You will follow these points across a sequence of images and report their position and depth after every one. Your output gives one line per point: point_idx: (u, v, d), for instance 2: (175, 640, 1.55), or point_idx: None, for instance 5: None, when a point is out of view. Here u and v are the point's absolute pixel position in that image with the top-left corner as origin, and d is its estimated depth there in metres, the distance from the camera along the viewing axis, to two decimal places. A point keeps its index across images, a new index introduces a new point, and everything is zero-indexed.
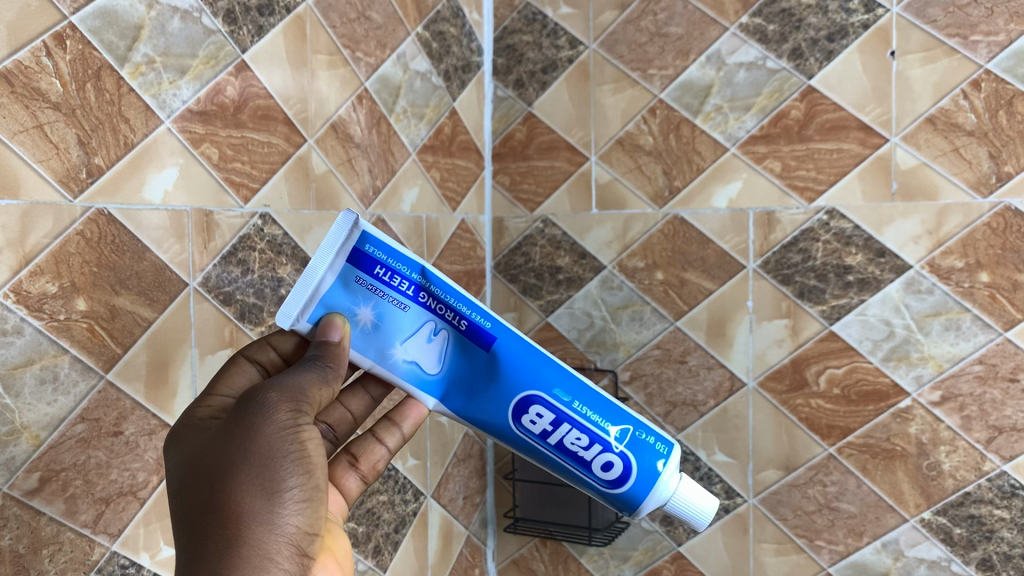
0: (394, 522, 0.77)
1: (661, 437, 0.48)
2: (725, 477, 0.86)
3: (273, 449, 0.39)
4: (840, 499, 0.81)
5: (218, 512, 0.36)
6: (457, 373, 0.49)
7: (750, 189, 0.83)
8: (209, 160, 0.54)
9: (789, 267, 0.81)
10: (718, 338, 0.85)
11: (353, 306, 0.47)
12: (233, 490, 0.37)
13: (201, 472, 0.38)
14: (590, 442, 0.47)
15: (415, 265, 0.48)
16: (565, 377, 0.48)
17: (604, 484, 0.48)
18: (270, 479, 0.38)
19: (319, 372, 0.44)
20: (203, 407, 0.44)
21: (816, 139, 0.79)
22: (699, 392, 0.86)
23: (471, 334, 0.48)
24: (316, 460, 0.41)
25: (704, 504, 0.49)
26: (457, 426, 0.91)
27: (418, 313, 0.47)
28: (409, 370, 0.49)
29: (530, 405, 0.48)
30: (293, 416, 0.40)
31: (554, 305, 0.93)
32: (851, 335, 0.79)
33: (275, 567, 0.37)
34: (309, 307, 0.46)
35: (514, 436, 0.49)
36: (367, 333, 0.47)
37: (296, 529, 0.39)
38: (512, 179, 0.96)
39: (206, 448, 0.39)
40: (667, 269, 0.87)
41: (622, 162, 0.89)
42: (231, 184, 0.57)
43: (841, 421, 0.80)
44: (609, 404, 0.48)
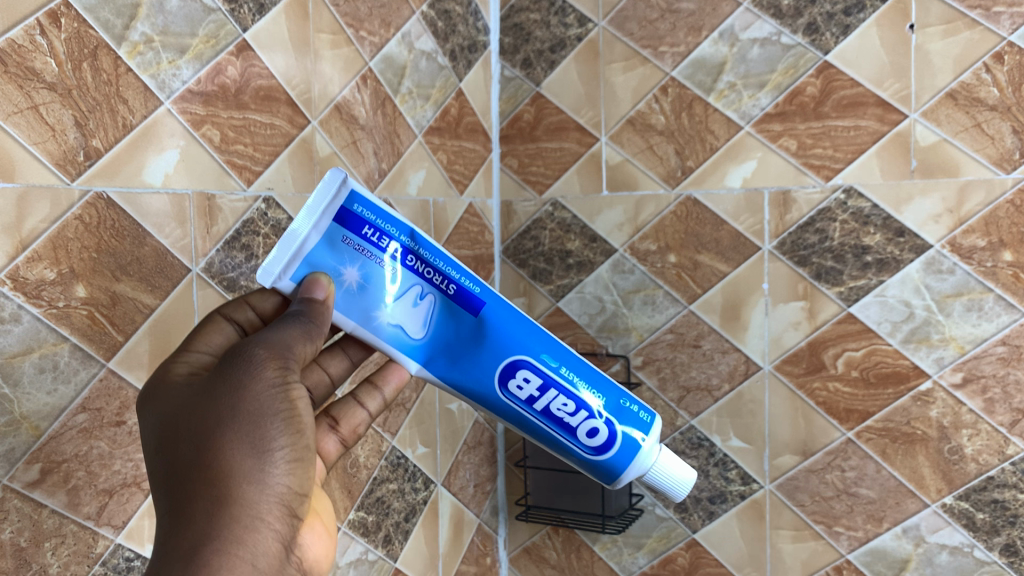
0: (404, 510, 0.79)
1: (644, 406, 0.48)
2: (741, 463, 0.84)
3: (262, 408, 0.38)
4: (859, 485, 0.78)
5: (206, 469, 0.35)
6: (443, 336, 0.47)
7: (765, 169, 0.81)
8: (210, 142, 0.53)
9: (805, 248, 0.79)
10: (733, 322, 0.83)
11: (338, 265, 0.45)
12: (222, 446, 0.35)
13: (184, 429, 0.36)
14: (576, 408, 0.47)
15: (404, 228, 0.46)
16: (552, 343, 0.47)
17: (588, 452, 0.47)
18: (259, 437, 0.37)
19: (303, 326, 0.42)
20: (179, 363, 0.41)
21: (832, 116, 0.77)
22: (714, 376, 0.84)
23: (460, 298, 0.46)
24: (305, 419, 0.40)
25: (684, 475, 0.49)
26: (466, 414, 0.90)
27: (405, 277, 0.46)
28: (393, 334, 0.47)
29: (517, 369, 0.47)
30: (280, 374, 0.39)
31: (564, 289, 0.92)
32: (870, 316, 0.77)
33: (266, 528, 0.36)
34: (292, 266, 0.44)
35: (498, 403, 0.47)
36: (351, 294, 0.46)
37: (286, 490, 0.38)
38: (520, 162, 0.94)
39: (188, 405, 0.38)
40: (680, 251, 0.85)
41: (633, 142, 0.87)
42: (233, 167, 0.55)
43: (860, 405, 0.78)
44: (597, 374, 0.48)
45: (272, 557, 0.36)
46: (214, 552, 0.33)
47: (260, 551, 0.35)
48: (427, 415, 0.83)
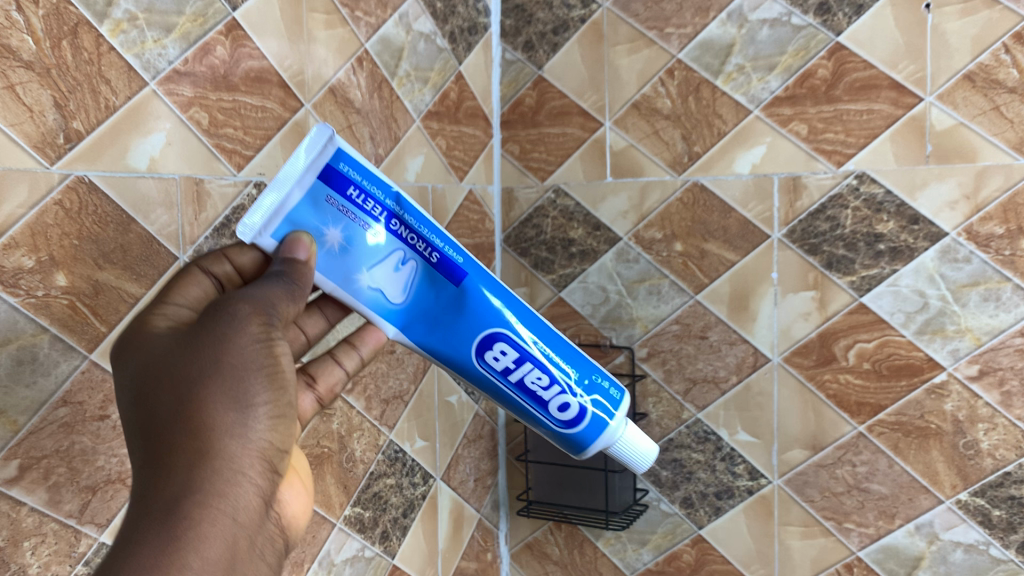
0: (402, 506, 0.77)
1: (615, 383, 0.48)
2: (748, 458, 0.81)
3: (245, 362, 0.37)
4: (870, 480, 0.76)
5: (188, 423, 0.34)
6: (422, 303, 0.46)
7: (774, 154, 0.78)
8: (199, 125, 0.51)
9: (816, 236, 0.77)
10: (741, 312, 0.80)
11: (321, 225, 0.43)
12: (205, 399, 0.35)
13: (164, 381, 0.35)
14: (550, 382, 0.46)
15: (390, 192, 0.44)
16: (529, 316, 0.47)
17: (559, 425, 0.47)
18: (240, 391, 0.36)
19: (286, 288, 0.41)
20: (158, 316, 0.40)
21: (844, 100, 0.75)
22: (721, 369, 0.82)
23: (442, 267, 0.45)
24: (286, 375, 0.39)
25: (646, 448, 0.50)
26: (466, 406, 0.88)
27: (387, 240, 0.44)
28: (372, 298, 0.45)
29: (494, 341, 0.46)
30: (263, 329, 0.39)
31: (567, 279, 0.90)
32: (883, 307, 0.74)
33: (248, 482, 0.35)
34: (274, 222, 0.42)
35: (474, 372, 0.46)
36: (332, 255, 0.44)
37: (267, 445, 0.37)
38: (521, 148, 0.92)
39: (169, 356, 0.37)
40: (687, 239, 0.82)
41: (638, 127, 0.84)
42: (223, 152, 0.53)
43: (872, 398, 0.75)
44: (573, 350, 0.48)
45: (252, 513, 0.35)
46: (196, 505, 0.32)
47: (242, 505, 0.35)
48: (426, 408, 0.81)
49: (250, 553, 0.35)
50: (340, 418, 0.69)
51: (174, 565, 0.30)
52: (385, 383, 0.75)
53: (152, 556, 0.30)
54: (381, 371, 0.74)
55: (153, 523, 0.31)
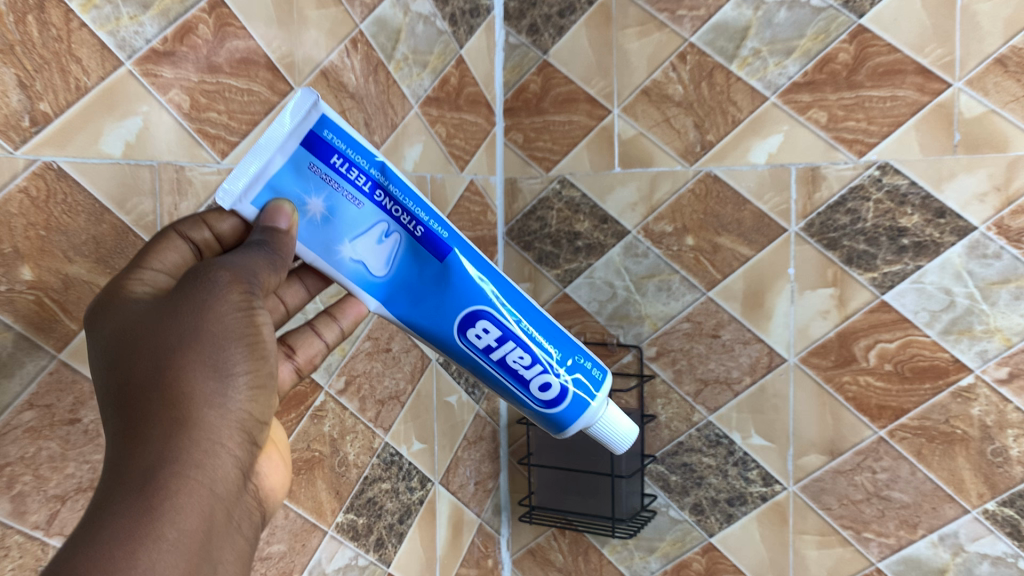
0: (398, 511, 0.74)
1: (597, 364, 0.48)
2: (762, 463, 0.77)
3: (226, 330, 0.34)
4: (891, 488, 0.72)
5: (164, 391, 0.31)
6: (405, 277, 0.45)
7: (792, 143, 0.74)
8: (179, 109, 0.48)
9: (836, 230, 0.73)
10: (755, 310, 0.76)
11: (303, 194, 0.41)
12: (182, 368, 0.32)
13: (139, 347, 0.33)
14: (532, 362, 0.46)
15: (375, 161, 0.43)
16: (511, 294, 0.46)
17: (539, 404, 0.47)
18: (221, 360, 0.33)
19: (268, 259, 0.39)
20: (135, 281, 0.37)
21: (867, 86, 0.70)
22: (734, 369, 0.78)
23: (427, 241, 0.44)
24: (268, 346, 0.37)
25: (626, 427, 0.51)
26: (467, 406, 0.84)
27: (371, 212, 0.43)
28: (354, 270, 0.44)
29: (477, 319, 0.45)
30: (245, 297, 0.36)
31: (572, 274, 0.86)
32: (906, 305, 0.70)
33: (227, 455, 0.33)
34: (254, 189, 0.41)
35: (456, 349, 0.46)
36: (314, 225, 0.42)
37: (248, 418, 0.34)
38: (526, 136, 0.88)
39: (145, 321, 0.34)
40: (699, 233, 0.78)
41: (648, 115, 0.80)
42: (205, 137, 0.50)
43: (894, 402, 0.71)
44: (554, 329, 0.47)
45: (231, 489, 0.32)
46: (172, 476, 0.29)
47: (220, 478, 0.32)
48: (424, 408, 0.77)
49: (229, 532, 0.32)
50: (332, 420, 0.65)
51: (146, 537, 0.28)
52: (380, 383, 0.71)
53: (124, 529, 0.27)
54: (375, 370, 0.70)
55: (126, 495, 0.28)
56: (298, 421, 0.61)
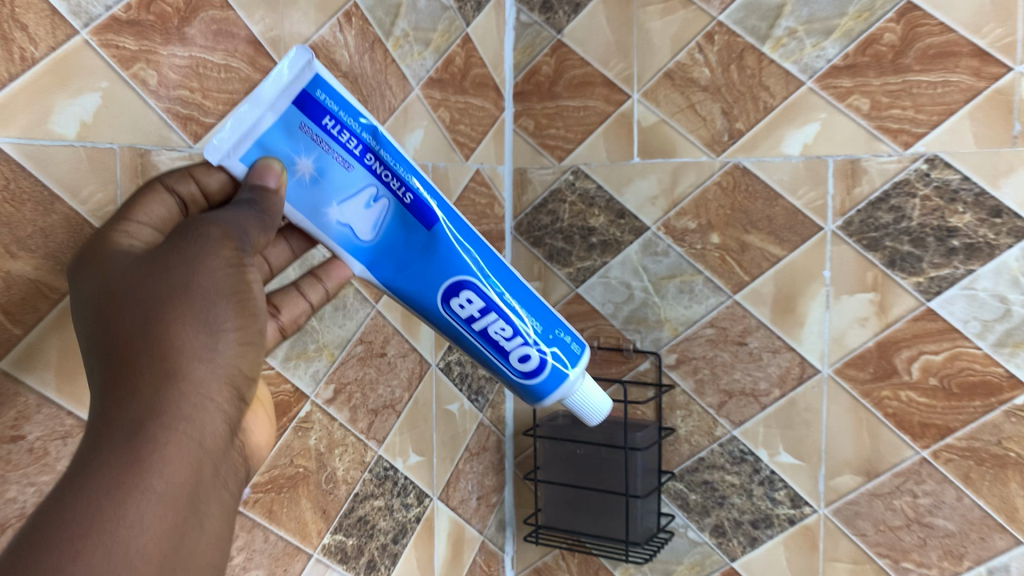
0: (392, 530, 0.67)
1: (575, 338, 0.49)
2: (791, 483, 0.71)
3: (216, 285, 0.32)
4: (934, 514, 0.65)
5: (151, 343, 0.29)
6: (391, 244, 0.43)
7: (830, 132, 0.67)
8: (145, 86, 0.42)
9: (876, 229, 0.66)
10: (786, 315, 0.70)
11: (292, 154, 0.40)
12: (171, 321, 0.30)
13: (125, 299, 0.31)
14: (512, 333, 0.46)
15: (366, 126, 0.41)
16: (496, 265, 0.46)
17: (517, 374, 0.47)
18: (211, 314, 0.31)
19: (257, 220, 0.37)
20: (120, 235, 0.35)
21: (915, 70, 0.63)
22: (761, 380, 0.71)
23: (415, 209, 0.43)
24: (259, 302, 0.34)
25: (600, 400, 0.51)
26: (469, 415, 0.78)
27: (361, 176, 0.41)
28: (341, 233, 0.43)
29: (462, 288, 0.45)
30: (235, 252, 0.34)
31: (586, 274, 0.79)
32: (956, 313, 0.63)
33: (217, 411, 0.30)
34: (243, 146, 0.39)
35: (438, 317, 0.45)
36: (303, 185, 0.41)
37: (239, 374, 0.32)
38: (537, 123, 0.81)
39: (131, 274, 0.32)
40: (725, 231, 0.72)
41: (671, 100, 0.74)
42: (175, 118, 0.44)
43: (939, 420, 0.64)
44: (535, 301, 0.47)
45: (225, 444, 0.31)
46: (160, 428, 0.28)
47: (209, 433, 0.29)
48: (423, 418, 0.71)
49: (223, 488, 0.30)
50: (319, 433, 0.59)
51: (134, 490, 0.26)
52: (374, 391, 0.65)
53: (111, 480, 0.26)
54: (368, 378, 0.64)
55: (112, 446, 0.27)
56: (280, 435, 0.55)
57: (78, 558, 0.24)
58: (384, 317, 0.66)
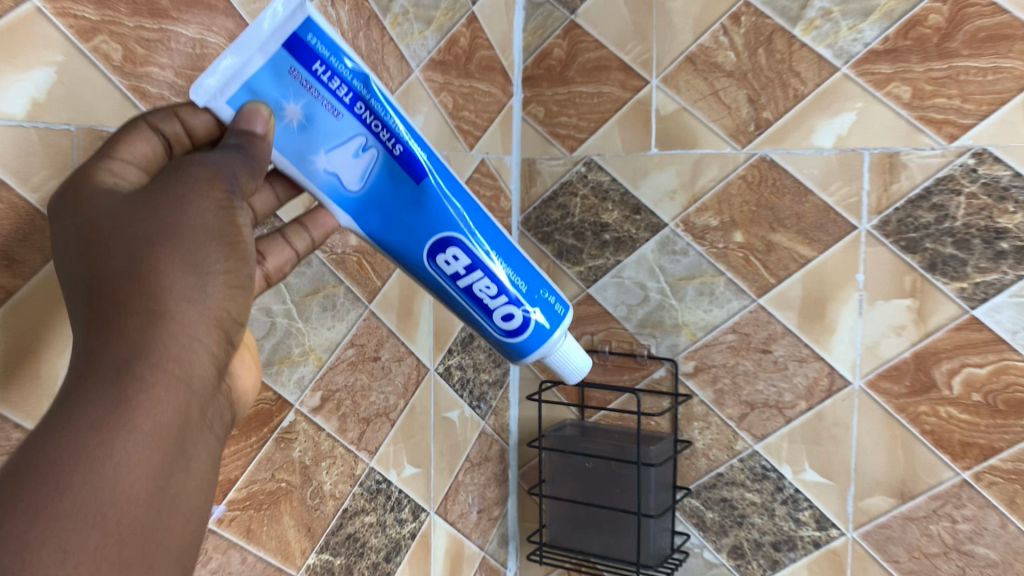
0: (384, 548, 0.62)
1: (559, 298, 0.46)
2: (816, 503, 0.65)
3: (207, 225, 0.28)
4: (974, 542, 0.59)
5: (136, 283, 0.26)
6: (379, 196, 0.40)
7: (866, 123, 0.61)
8: (108, 61, 0.37)
9: (916, 229, 0.60)
10: (815, 322, 0.64)
11: (280, 98, 0.36)
12: (159, 259, 0.27)
13: (108, 238, 0.27)
14: (498, 292, 0.43)
15: (357, 72, 0.37)
16: (483, 221, 0.43)
17: (499, 333, 0.44)
18: (201, 254, 0.28)
19: (245, 163, 0.32)
20: (103, 172, 0.31)
21: (963, 55, 0.58)
22: (786, 392, 0.66)
23: (404, 161, 0.39)
24: (249, 247, 0.31)
25: (580, 360, 0.49)
26: (470, 423, 0.73)
27: (350, 125, 0.37)
28: (327, 182, 0.39)
29: (449, 245, 0.41)
30: (226, 195, 0.30)
31: (597, 273, 0.74)
32: (1003, 323, 0.57)
33: (206, 355, 0.27)
34: (229, 88, 0.35)
35: (422, 272, 0.42)
36: (290, 131, 0.37)
37: (229, 320, 0.29)
38: (547, 110, 0.76)
39: (115, 214, 0.28)
40: (749, 229, 0.66)
41: (693, 87, 0.68)
42: (143, 98, 0.39)
43: (982, 439, 0.58)
44: (521, 259, 0.44)
45: (212, 387, 0.28)
46: (148, 369, 0.24)
47: (199, 379, 0.27)
48: (420, 427, 0.66)
49: (208, 432, 0.27)
50: (304, 444, 0.54)
51: (121, 428, 0.23)
52: (365, 398, 0.60)
53: (96, 417, 0.23)
54: (360, 384, 0.59)
55: (96, 383, 0.24)
56: (259, 447, 0.50)
57: (63, 495, 0.21)
58: (378, 319, 0.61)
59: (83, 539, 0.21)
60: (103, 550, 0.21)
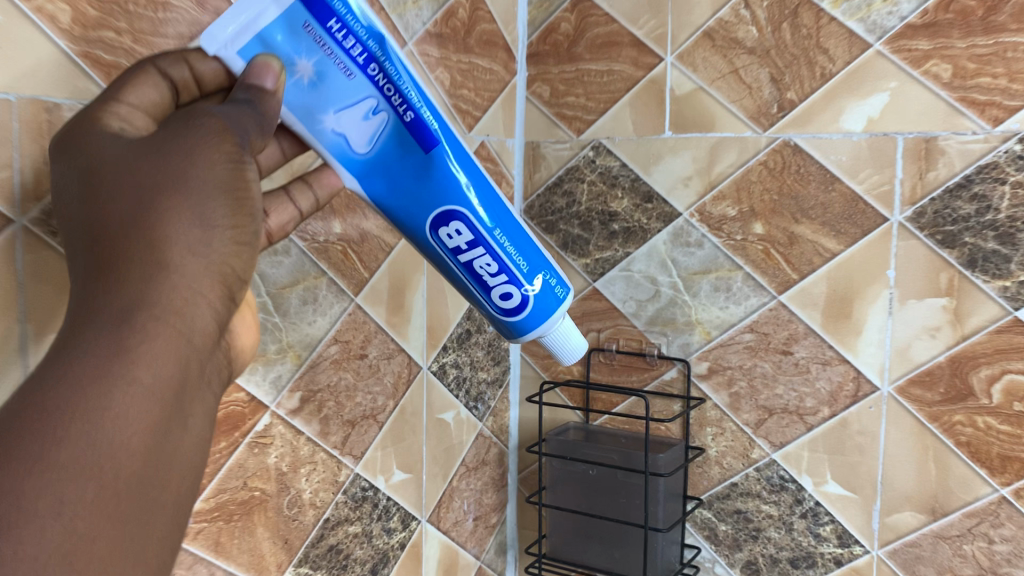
0: (370, 560, 0.58)
1: (561, 281, 0.43)
2: (838, 517, 0.60)
3: (213, 178, 0.27)
4: (1013, 564, 0.54)
5: (140, 233, 0.25)
6: (386, 162, 0.37)
7: (900, 105, 0.56)
8: (52, 20, 0.32)
9: (953, 222, 0.55)
10: (840, 322, 0.59)
11: (290, 53, 0.33)
12: (164, 210, 0.26)
13: (112, 184, 0.26)
14: (498, 270, 0.40)
15: (373, 31, 0.34)
16: (490, 196, 0.40)
17: (495, 311, 0.42)
18: (206, 207, 0.27)
19: (256, 120, 0.31)
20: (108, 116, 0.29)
21: (1010, 29, 0.52)
22: (808, 397, 0.61)
23: (415, 130, 0.36)
24: (256, 201, 0.30)
25: (575, 342, 0.46)
26: (465, 425, 0.68)
27: (362, 87, 0.35)
28: (333, 143, 0.36)
29: (452, 218, 0.39)
30: (234, 149, 0.29)
31: (605, 265, 0.69)
32: None
33: (208, 311, 0.27)
34: (241, 37, 0.33)
35: (421, 243, 0.39)
36: (299, 87, 0.34)
37: (235, 274, 0.28)
38: (553, 90, 0.71)
39: (119, 159, 0.27)
40: (770, 219, 0.61)
41: (711, 64, 0.63)
42: (94, 65, 0.34)
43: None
44: (526, 238, 0.41)
45: (213, 342, 0.27)
46: (150, 320, 0.24)
47: (201, 335, 0.26)
48: (410, 430, 0.61)
49: (208, 384, 0.27)
50: (281, 449, 0.49)
51: (119, 379, 0.23)
52: (351, 399, 0.55)
53: (94, 367, 0.23)
54: (344, 384, 0.54)
55: (96, 334, 0.23)
56: (230, 453, 0.45)
57: (61, 445, 0.21)
58: (366, 313, 0.56)
59: (81, 489, 0.21)
60: (101, 501, 0.21)
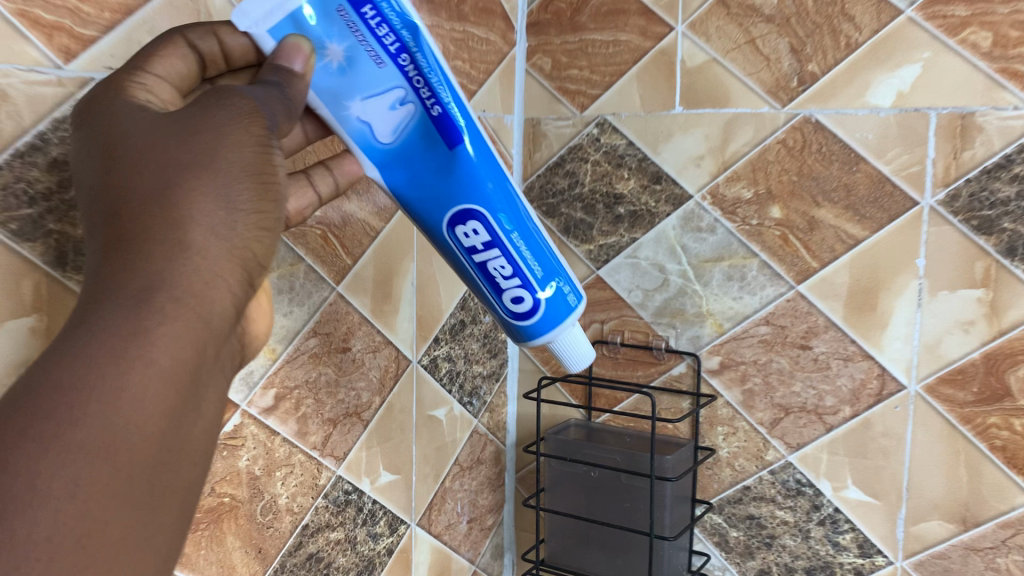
0: (355, 567, 0.53)
1: (574, 289, 0.40)
2: (859, 525, 0.56)
3: (240, 159, 0.26)
4: None
5: (163, 209, 0.24)
6: (409, 153, 0.36)
7: (933, 77, 0.51)
8: None
9: (991, 206, 0.50)
10: (864, 314, 0.55)
11: (322, 37, 0.33)
12: (190, 188, 0.25)
13: (136, 158, 0.25)
14: (512, 274, 0.38)
15: (407, 20, 0.34)
16: (513, 197, 0.38)
17: (507, 315, 0.39)
18: (232, 187, 0.26)
19: (284, 104, 0.30)
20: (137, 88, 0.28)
21: None
22: (828, 395, 0.56)
23: (440, 124, 0.35)
24: (282, 186, 0.28)
25: (584, 350, 0.42)
26: (458, 422, 0.64)
27: (391, 76, 0.34)
28: (358, 131, 0.35)
29: (470, 215, 0.37)
30: (263, 133, 0.28)
31: (609, 252, 0.65)
32: None
33: (230, 294, 0.25)
34: (273, 18, 0.32)
35: (438, 238, 0.38)
36: (328, 72, 0.34)
37: (256, 260, 0.27)
38: (555, 62, 0.66)
39: (145, 133, 0.26)
40: (789, 203, 0.56)
41: (726, 33, 0.58)
42: (28, 21, 0.29)
43: None
44: (544, 244, 0.39)
45: (230, 327, 0.26)
46: (170, 301, 0.23)
47: (221, 317, 0.25)
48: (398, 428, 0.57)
49: (220, 371, 0.25)
50: (253, 450, 0.44)
51: (136, 361, 0.22)
52: (333, 396, 0.50)
53: (110, 347, 0.22)
54: (324, 380, 0.49)
55: (114, 311, 0.22)
56: None
57: (77, 426, 0.20)
58: (349, 303, 0.52)
59: (94, 472, 0.20)
60: (108, 489, 0.20)
